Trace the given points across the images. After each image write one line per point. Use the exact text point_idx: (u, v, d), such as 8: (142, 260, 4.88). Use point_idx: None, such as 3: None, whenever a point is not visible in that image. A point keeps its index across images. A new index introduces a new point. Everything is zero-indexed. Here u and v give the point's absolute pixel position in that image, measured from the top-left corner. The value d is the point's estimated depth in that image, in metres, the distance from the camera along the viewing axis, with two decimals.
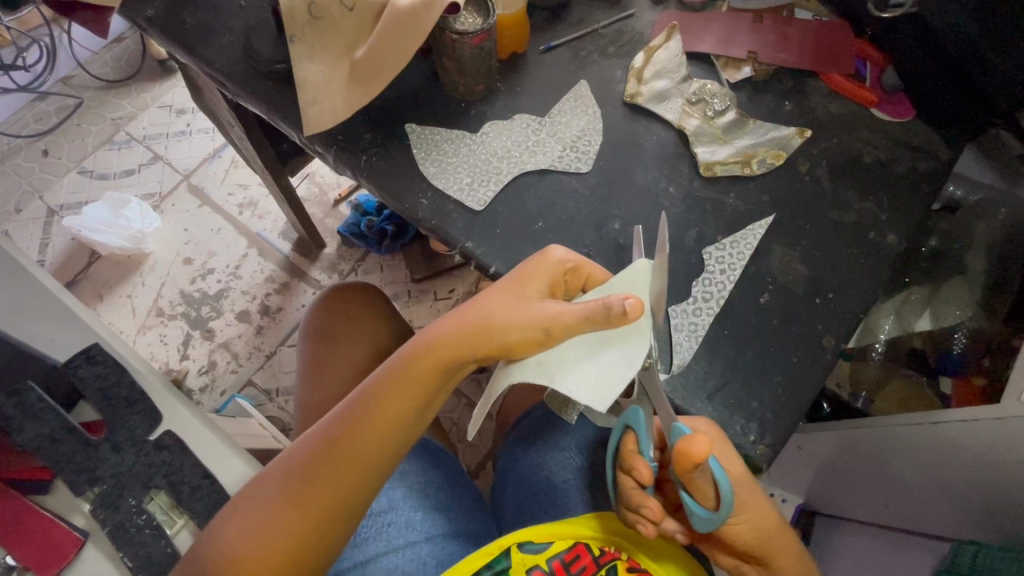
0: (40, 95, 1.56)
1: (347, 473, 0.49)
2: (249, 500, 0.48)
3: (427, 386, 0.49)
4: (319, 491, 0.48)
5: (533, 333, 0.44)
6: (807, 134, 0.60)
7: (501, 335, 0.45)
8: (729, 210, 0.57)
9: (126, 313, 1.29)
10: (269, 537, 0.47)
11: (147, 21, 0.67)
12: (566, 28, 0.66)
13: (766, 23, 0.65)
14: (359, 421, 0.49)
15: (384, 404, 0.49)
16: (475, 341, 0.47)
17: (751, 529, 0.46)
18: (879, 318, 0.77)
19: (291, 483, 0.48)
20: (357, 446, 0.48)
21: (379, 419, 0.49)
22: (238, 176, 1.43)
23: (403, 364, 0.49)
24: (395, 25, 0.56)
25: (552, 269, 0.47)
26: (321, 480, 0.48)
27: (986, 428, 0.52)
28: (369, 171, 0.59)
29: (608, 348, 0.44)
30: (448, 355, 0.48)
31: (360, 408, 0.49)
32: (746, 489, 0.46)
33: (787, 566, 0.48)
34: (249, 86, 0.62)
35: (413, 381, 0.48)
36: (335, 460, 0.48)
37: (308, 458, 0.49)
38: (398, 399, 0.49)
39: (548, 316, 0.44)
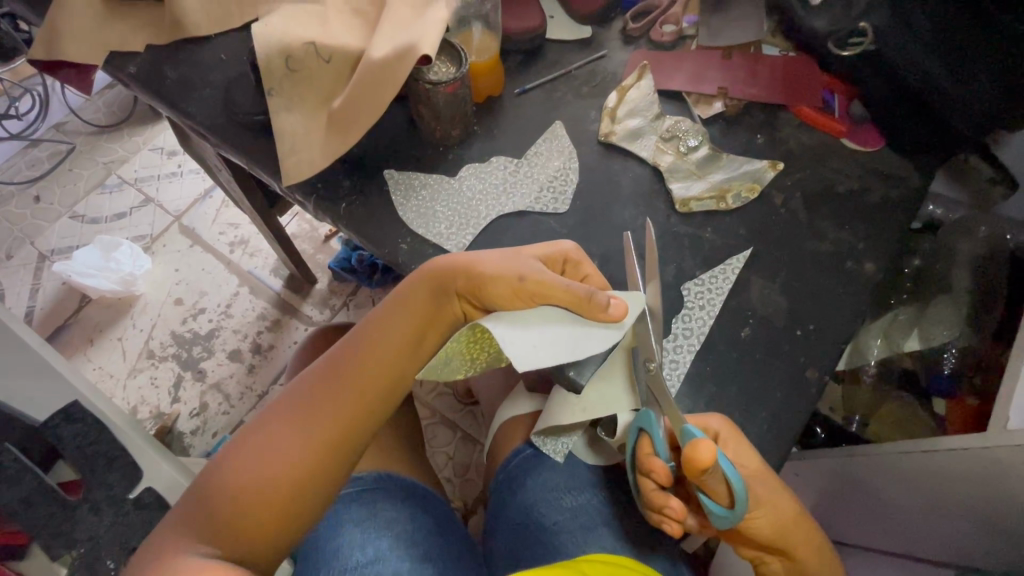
0: (32, 142, 1.59)
1: (351, 401, 0.50)
2: (252, 438, 0.49)
3: (424, 319, 0.52)
4: (323, 418, 0.49)
5: (511, 282, 0.48)
6: (780, 167, 0.60)
7: (487, 275, 0.49)
8: (706, 244, 0.58)
9: (117, 356, 1.28)
10: (276, 463, 0.47)
11: (128, 77, 0.68)
12: (540, 70, 0.67)
13: (734, 60, 0.66)
14: (359, 350, 0.51)
15: (384, 333, 0.51)
16: (463, 278, 0.50)
17: (769, 522, 0.44)
18: (868, 341, 0.80)
19: (293, 412, 0.49)
20: (353, 382, 0.50)
21: (380, 348, 0.51)
22: (228, 215, 1.44)
23: (394, 303, 0.52)
24: (370, 77, 0.59)
25: (551, 249, 0.52)
26: (323, 410, 0.50)
27: (976, 457, 0.52)
28: (349, 218, 0.59)
29: (569, 332, 0.46)
30: (441, 289, 0.51)
31: (352, 351, 0.52)
32: (762, 483, 0.45)
33: (811, 556, 0.46)
34: (229, 137, 0.63)
35: (411, 313, 0.52)
36: (331, 397, 0.50)
37: (309, 388, 0.51)
38: (396, 329, 0.52)
39: (528, 267, 0.49)
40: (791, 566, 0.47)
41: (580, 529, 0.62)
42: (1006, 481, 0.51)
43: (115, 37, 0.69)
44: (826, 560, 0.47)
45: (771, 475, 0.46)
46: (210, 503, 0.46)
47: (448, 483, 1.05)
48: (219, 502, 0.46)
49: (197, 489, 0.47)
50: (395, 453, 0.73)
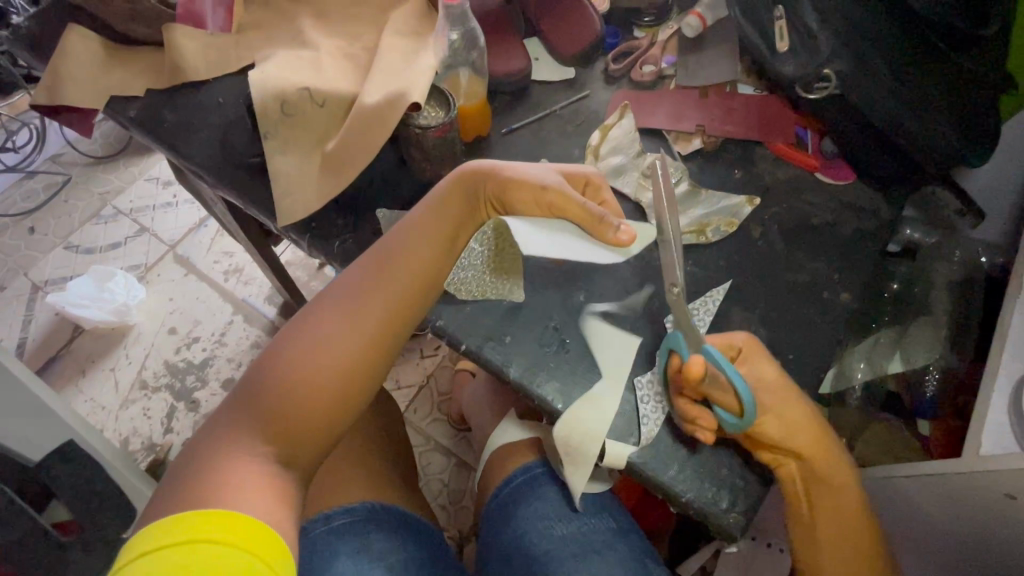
0: (27, 174, 1.60)
1: (393, 296, 0.55)
2: (303, 331, 0.54)
3: (455, 220, 0.58)
4: (368, 310, 0.55)
5: (535, 191, 0.57)
6: (756, 202, 0.63)
7: (512, 182, 0.57)
8: (687, 277, 0.60)
9: (109, 387, 1.28)
10: (327, 354, 0.53)
11: (128, 120, 0.71)
12: (526, 110, 0.70)
13: (710, 99, 0.69)
14: (398, 249, 0.57)
15: (420, 232, 0.57)
16: (490, 185, 0.58)
17: (780, 424, 0.48)
18: (853, 364, 0.74)
19: (341, 306, 0.55)
20: (391, 283, 0.56)
21: (418, 245, 0.57)
22: (223, 244, 1.46)
23: (424, 215, 0.58)
24: (363, 122, 0.62)
25: (569, 168, 0.60)
26: (367, 300, 0.55)
27: (953, 483, 0.53)
28: (342, 256, 0.61)
29: (582, 242, 0.57)
30: (470, 192, 0.59)
31: (385, 259, 0.56)
32: (773, 393, 0.49)
33: (821, 458, 0.49)
34: (225, 177, 0.65)
35: (445, 215, 0.58)
36: (368, 303, 0.55)
37: (352, 285, 0.56)
38: (431, 230, 0.57)
39: (551, 180, 0.57)
40: (805, 469, 0.50)
41: (571, 558, 0.63)
42: (983, 505, 0.52)
43: (116, 82, 0.72)
44: (837, 463, 0.51)
45: (782, 383, 0.50)
46: (270, 390, 0.51)
47: (442, 511, 1.06)
48: (279, 387, 0.51)
49: (255, 380, 0.52)
50: (390, 485, 0.73)
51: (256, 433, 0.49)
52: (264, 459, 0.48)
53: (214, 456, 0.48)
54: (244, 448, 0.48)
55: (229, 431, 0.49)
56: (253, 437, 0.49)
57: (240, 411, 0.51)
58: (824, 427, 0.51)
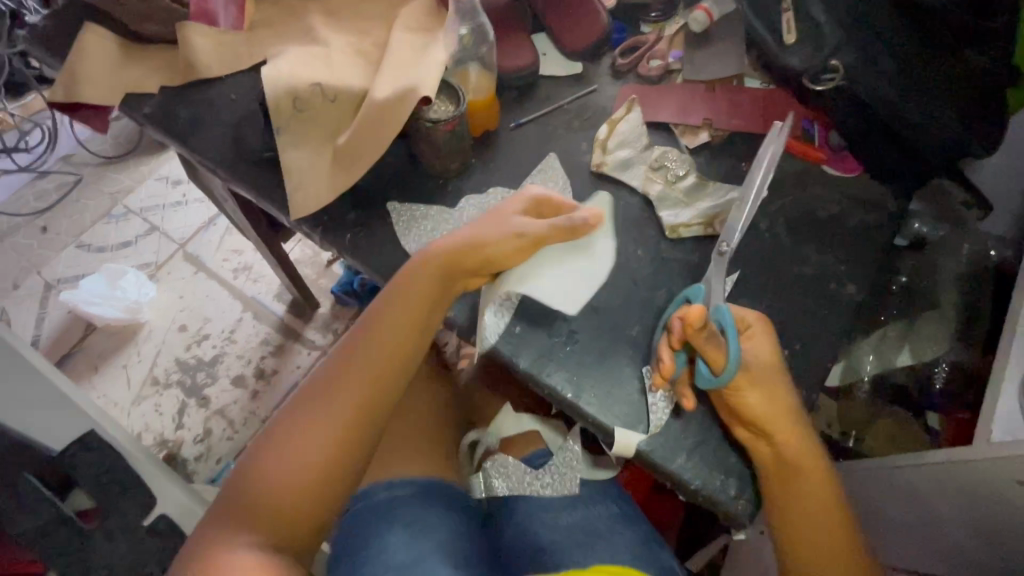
0: (39, 174, 1.63)
1: (368, 380, 0.54)
2: (278, 438, 0.52)
3: (434, 292, 0.56)
4: (347, 394, 0.53)
5: (513, 241, 0.54)
6: (764, 194, 0.63)
7: (490, 244, 0.55)
8: (695, 269, 0.60)
9: (121, 384, 1.30)
10: (307, 451, 0.51)
11: (143, 117, 0.72)
12: (534, 105, 0.71)
13: (717, 92, 0.70)
14: (376, 330, 0.55)
15: (391, 309, 0.55)
16: (467, 256, 0.55)
17: (762, 400, 0.50)
18: (859, 356, 0.78)
19: (316, 402, 0.53)
20: (367, 362, 0.54)
21: (393, 322, 0.55)
22: (232, 242, 1.47)
23: (399, 285, 0.56)
24: (374, 117, 0.63)
25: (529, 200, 0.58)
26: (343, 385, 0.54)
27: (960, 471, 0.53)
28: (353, 249, 0.62)
29: (576, 257, 0.57)
30: (454, 261, 0.55)
31: (363, 339, 0.55)
32: (768, 369, 0.51)
33: (794, 439, 0.50)
34: (238, 173, 0.66)
35: (421, 288, 0.55)
36: (350, 390, 0.53)
37: (330, 374, 0.55)
38: (407, 306, 0.55)
39: (518, 225, 0.55)
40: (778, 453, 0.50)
41: (582, 545, 0.64)
42: (988, 493, 0.53)
43: (131, 79, 0.73)
44: (810, 456, 0.51)
45: (774, 367, 0.51)
46: (248, 505, 0.49)
47: None
48: (262, 499, 0.50)
49: (233, 488, 0.51)
50: None
51: (235, 533, 0.48)
52: (247, 550, 0.46)
53: (209, 558, 0.46)
54: (232, 542, 0.47)
55: (212, 531, 0.48)
56: (231, 538, 0.47)
57: (227, 513, 0.49)
58: (802, 423, 0.52)
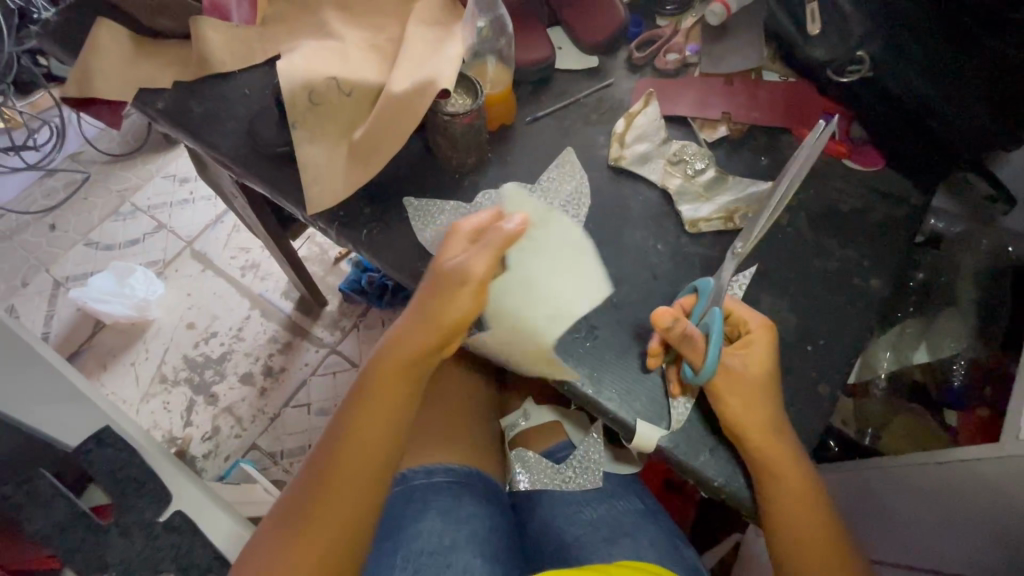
0: (48, 172, 1.63)
1: (353, 477, 0.53)
2: (257, 563, 0.50)
3: (401, 386, 0.55)
4: (330, 497, 0.52)
5: (469, 293, 0.53)
6: (785, 186, 0.62)
7: (445, 323, 0.53)
8: (716, 263, 0.60)
9: (130, 381, 1.30)
10: (291, 572, 0.50)
11: (156, 112, 0.71)
12: (550, 99, 0.70)
13: (736, 86, 0.69)
14: (351, 430, 0.54)
15: (370, 406, 0.55)
16: (426, 339, 0.54)
17: (745, 407, 0.49)
18: (877, 356, 0.78)
19: (298, 509, 0.52)
20: (353, 461, 0.53)
21: (372, 420, 0.54)
22: (240, 240, 1.47)
23: (368, 381, 0.56)
24: (390, 111, 0.62)
25: (462, 237, 0.55)
26: (325, 488, 0.53)
27: (990, 469, 0.52)
28: (370, 244, 0.62)
29: (549, 246, 0.60)
30: (410, 354, 0.55)
31: (339, 444, 0.54)
32: (752, 379, 0.50)
33: (779, 452, 0.49)
34: (253, 167, 0.66)
35: (386, 385, 0.55)
36: (331, 496, 0.52)
37: (314, 476, 0.54)
38: (381, 403, 0.55)
39: (458, 272, 0.53)
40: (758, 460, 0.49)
41: (604, 541, 0.65)
42: (1012, 490, 0.52)
43: (144, 74, 0.73)
44: (799, 466, 0.49)
45: (757, 374, 0.50)
46: None
47: None
48: None
49: None
50: None
51: None
52: None
53: None
54: None
55: None
56: None
57: None
58: (787, 433, 0.50)
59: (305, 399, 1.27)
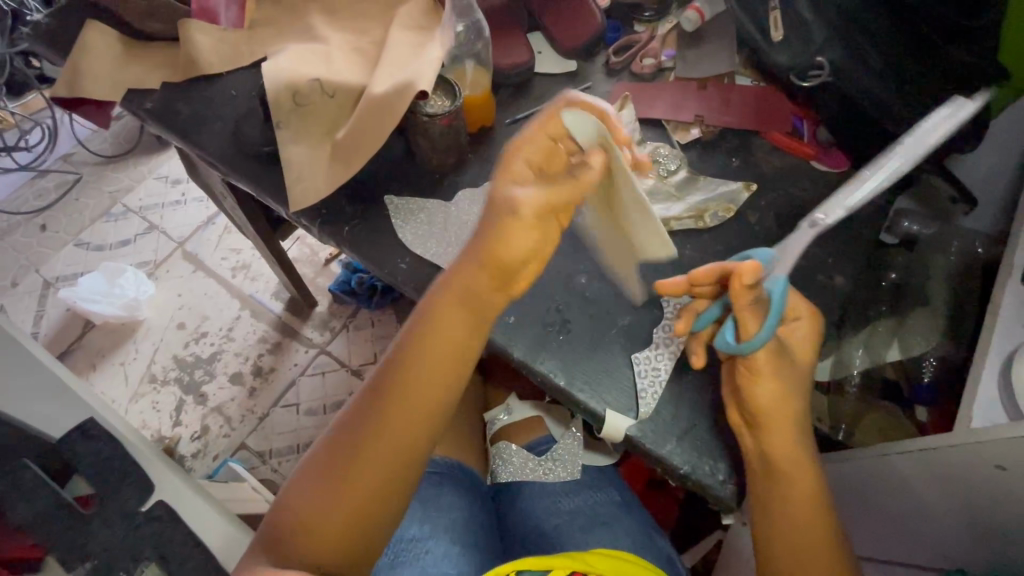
0: (40, 172, 1.64)
1: (408, 415, 0.51)
2: (309, 475, 0.51)
3: (467, 319, 0.52)
4: (382, 425, 0.51)
5: (529, 236, 0.49)
6: (754, 188, 0.65)
7: (510, 255, 0.49)
8: (686, 261, 0.62)
9: (119, 381, 1.31)
10: (334, 498, 0.50)
11: (144, 112, 0.73)
12: (529, 101, 0.72)
13: (709, 90, 0.71)
14: (415, 361, 0.52)
15: (431, 337, 0.52)
16: (493, 272, 0.50)
17: (775, 394, 0.50)
18: (852, 352, 0.76)
19: (351, 430, 0.52)
20: (410, 390, 0.52)
21: (430, 352, 0.52)
22: (230, 240, 1.48)
23: (429, 317, 0.52)
24: (372, 112, 0.64)
25: (541, 137, 0.51)
26: (377, 417, 0.51)
27: (945, 456, 0.54)
28: (351, 241, 0.63)
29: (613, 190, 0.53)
30: (487, 290, 0.51)
31: (394, 372, 0.52)
32: (786, 368, 0.51)
33: (783, 443, 0.50)
34: (238, 166, 0.67)
35: (449, 319, 0.52)
36: (375, 443, 0.51)
37: (368, 398, 0.52)
38: (441, 335, 0.52)
39: (521, 200, 0.48)
40: (762, 446, 0.51)
41: (579, 530, 0.66)
42: (971, 477, 0.54)
43: (133, 75, 0.75)
44: (806, 466, 0.51)
45: (804, 363, 0.51)
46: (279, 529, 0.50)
47: None
48: (288, 532, 0.49)
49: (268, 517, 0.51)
50: None
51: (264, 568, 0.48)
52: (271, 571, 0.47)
53: None
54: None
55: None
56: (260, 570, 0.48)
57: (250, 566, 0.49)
58: (807, 433, 0.52)
59: (294, 398, 1.28)
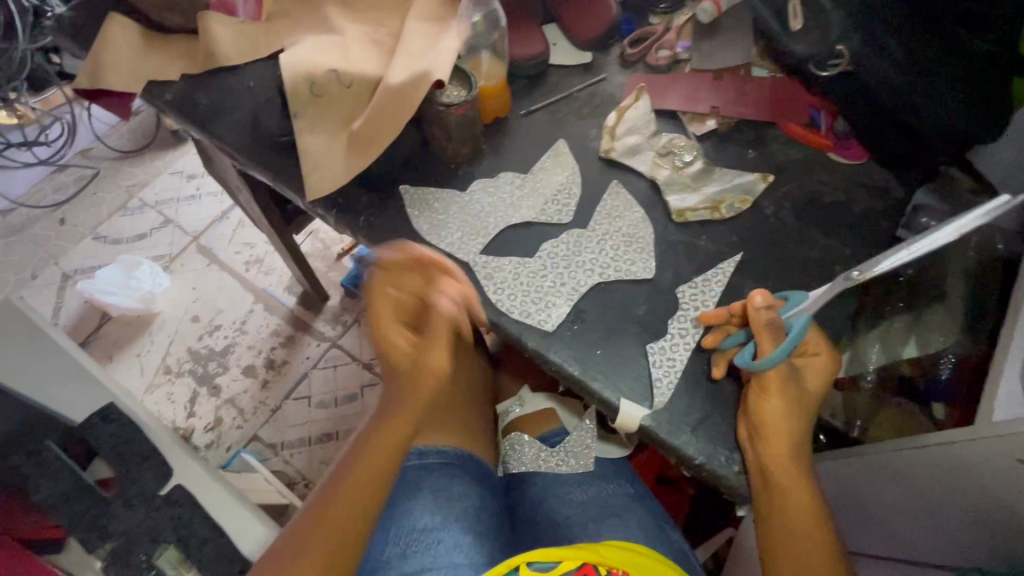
0: (59, 167, 1.66)
1: (380, 463, 0.57)
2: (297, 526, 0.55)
3: (426, 383, 0.59)
4: (359, 476, 0.57)
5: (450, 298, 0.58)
6: (770, 179, 0.65)
7: (435, 325, 0.58)
8: (702, 251, 0.61)
9: (135, 372, 1.33)
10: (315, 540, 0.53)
11: (164, 103, 0.74)
12: (544, 93, 0.72)
13: (725, 81, 0.71)
14: (385, 420, 0.59)
15: (396, 403, 0.59)
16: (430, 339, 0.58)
17: (781, 414, 0.51)
18: (866, 347, 0.78)
19: (332, 484, 0.57)
20: (379, 444, 0.58)
21: (398, 412, 0.59)
22: (244, 235, 1.50)
23: (386, 385, 0.61)
24: (388, 102, 0.64)
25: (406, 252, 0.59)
26: (355, 471, 0.57)
27: (964, 450, 0.54)
28: (367, 230, 0.64)
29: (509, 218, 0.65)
30: (432, 351, 0.58)
31: (367, 434, 0.59)
32: (789, 390, 0.52)
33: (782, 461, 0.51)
34: (256, 156, 0.68)
35: (410, 381, 0.59)
36: (348, 486, 0.56)
37: (348, 457, 0.59)
38: (405, 398, 0.59)
39: (442, 265, 0.59)
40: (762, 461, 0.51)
41: (591, 521, 0.67)
42: (986, 472, 0.53)
43: (152, 68, 0.76)
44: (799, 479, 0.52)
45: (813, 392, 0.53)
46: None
47: None
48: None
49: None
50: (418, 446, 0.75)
51: None
52: None
53: None
54: None
55: None
56: None
57: None
58: (805, 458, 0.53)
59: (306, 391, 1.29)
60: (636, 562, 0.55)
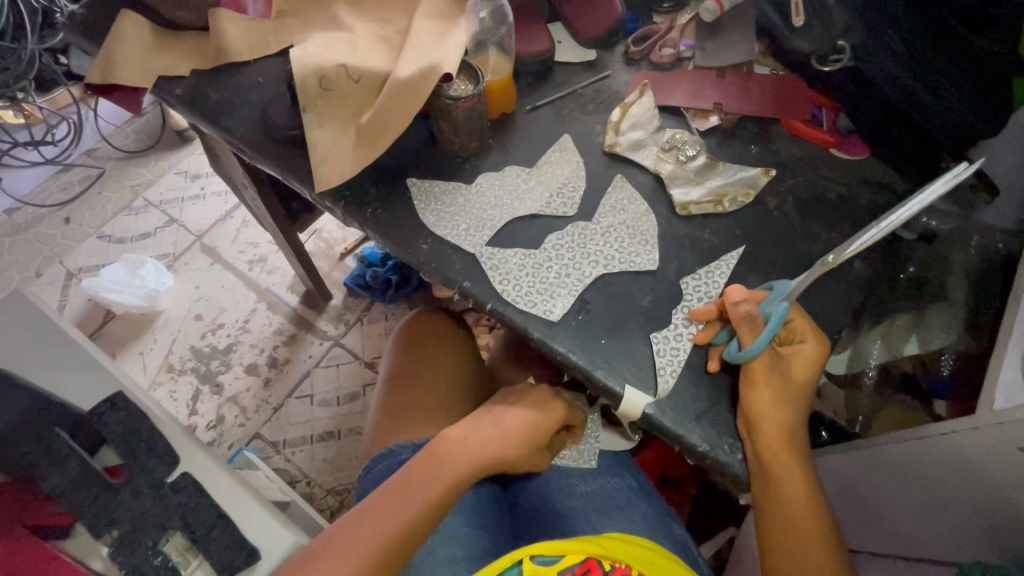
0: (64, 167, 1.68)
1: (453, 479, 0.59)
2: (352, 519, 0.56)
3: (521, 436, 0.62)
4: (429, 485, 0.58)
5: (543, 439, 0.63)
6: (772, 173, 0.65)
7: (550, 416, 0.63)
8: (705, 244, 0.62)
9: (138, 370, 1.33)
10: (371, 535, 0.54)
11: (173, 98, 0.75)
12: (549, 89, 0.73)
13: (728, 79, 0.72)
14: (467, 441, 0.61)
15: (489, 435, 0.62)
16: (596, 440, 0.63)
17: (772, 405, 0.52)
18: (868, 344, 0.80)
19: (397, 485, 0.58)
20: (458, 464, 0.60)
21: (487, 445, 0.61)
22: (248, 234, 1.51)
23: (476, 419, 0.63)
24: (397, 96, 0.65)
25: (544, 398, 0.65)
26: (429, 478, 0.58)
27: (966, 440, 0.54)
28: (374, 222, 0.64)
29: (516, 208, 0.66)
30: (545, 424, 0.63)
31: (443, 449, 0.61)
32: (775, 381, 0.53)
33: (778, 453, 0.51)
34: (264, 150, 0.69)
35: (509, 428, 0.62)
36: (416, 490, 0.57)
37: (419, 462, 0.60)
38: (499, 438, 0.62)
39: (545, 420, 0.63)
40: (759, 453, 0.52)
41: (594, 513, 0.67)
42: (985, 462, 0.54)
43: (163, 63, 0.77)
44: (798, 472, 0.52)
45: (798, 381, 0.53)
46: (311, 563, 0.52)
47: None
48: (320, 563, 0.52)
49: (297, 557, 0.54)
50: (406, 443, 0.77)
51: None
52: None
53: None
54: None
55: None
56: None
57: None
58: (803, 451, 0.54)
59: (309, 389, 1.30)
60: (651, 560, 0.54)
